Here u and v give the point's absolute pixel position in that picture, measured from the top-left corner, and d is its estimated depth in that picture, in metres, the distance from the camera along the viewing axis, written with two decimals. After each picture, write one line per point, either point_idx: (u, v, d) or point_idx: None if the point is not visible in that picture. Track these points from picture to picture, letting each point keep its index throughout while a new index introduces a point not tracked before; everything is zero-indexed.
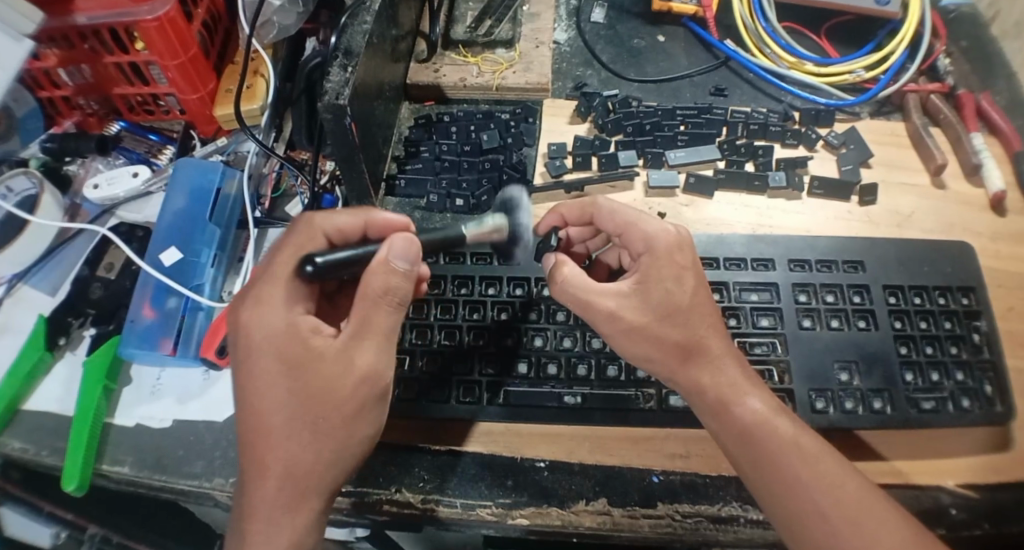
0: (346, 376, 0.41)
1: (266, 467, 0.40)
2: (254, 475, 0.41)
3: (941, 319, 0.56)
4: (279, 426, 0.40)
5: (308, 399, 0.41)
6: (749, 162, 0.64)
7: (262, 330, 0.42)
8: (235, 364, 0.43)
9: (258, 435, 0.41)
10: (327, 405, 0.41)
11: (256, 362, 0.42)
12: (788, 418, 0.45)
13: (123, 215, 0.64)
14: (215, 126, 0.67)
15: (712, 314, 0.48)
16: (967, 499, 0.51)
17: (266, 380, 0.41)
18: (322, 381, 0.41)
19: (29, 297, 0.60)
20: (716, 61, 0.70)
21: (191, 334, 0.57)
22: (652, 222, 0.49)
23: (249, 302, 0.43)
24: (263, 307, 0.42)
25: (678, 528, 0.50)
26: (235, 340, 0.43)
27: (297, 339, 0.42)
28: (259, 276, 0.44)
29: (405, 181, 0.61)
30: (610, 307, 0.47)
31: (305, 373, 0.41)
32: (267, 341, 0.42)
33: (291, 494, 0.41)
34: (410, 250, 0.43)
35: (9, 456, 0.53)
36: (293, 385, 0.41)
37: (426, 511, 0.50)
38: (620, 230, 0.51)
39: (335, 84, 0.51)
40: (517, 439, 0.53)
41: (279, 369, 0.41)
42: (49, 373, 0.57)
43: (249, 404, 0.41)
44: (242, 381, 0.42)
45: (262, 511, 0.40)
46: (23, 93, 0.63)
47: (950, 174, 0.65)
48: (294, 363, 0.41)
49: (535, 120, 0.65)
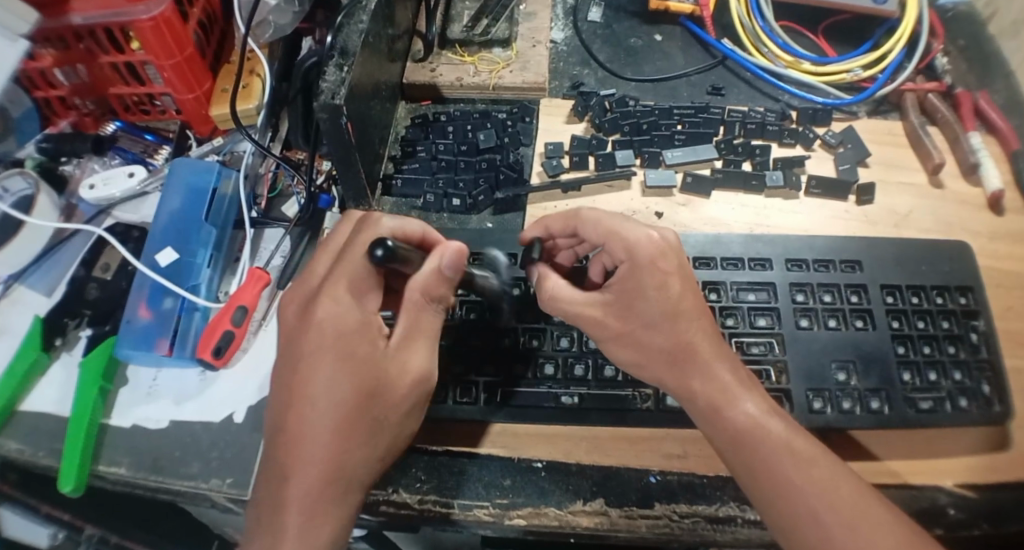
0: (403, 381, 0.43)
1: (315, 462, 0.40)
2: (295, 469, 0.40)
3: (939, 319, 0.56)
4: (334, 425, 0.40)
5: (367, 399, 0.41)
6: (746, 162, 0.64)
7: (336, 323, 0.41)
8: (296, 357, 0.41)
9: (310, 429, 0.40)
10: (383, 406, 0.42)
11: (317, 356, 0.41)
12: (783, 421, 0.45)
13: (119, 216, 0.64)
14: (212, 126, 0.67)
15: (703, 317, 0.48)
16: (965, 498, 0.51)
17: (328, 377, 0.40)
18: (380, 382, 0.42)
19: (25, 298, 0.60)
20: (713, 60, 0.70)
21: (189, 336, 0.57)
22: (632, 228, 0.49)
23: (330, 294, 0.42)
24: (345, 301, 0.42)
25: (676, 528, 0.50)
26: (305, 332, 0.41)
27: (366, 338, 0.42)
28: (329, 268, 0.43)
29: (402, 181, 0.60)
30: (597, 316, 0.49)
31: (369, 374, 0.41)
32: (342, 336, 0.41)
33: (333, 490, 0.41)
34: (461, 260, 0.43)
35: (6, 457, 0.53)
36: (353, 384, 0.41)
37: (424, 512, 0.50)
38: (603, 239, 0.50)
39: (331, 84, 0.51)
40: (515, 439, 0.53)
41: (340, 366, 0.40)
42: (45, 374, 0.57)
43: (303, 401, 0.40)
44: (303, 373, 0.40)
45: (301, 508, 0.40)
46: (18, 93, 0.63)
47: (947, 173, 0.65)
48: (358, 363, 0.41)
49: (531, 119, 0.65)
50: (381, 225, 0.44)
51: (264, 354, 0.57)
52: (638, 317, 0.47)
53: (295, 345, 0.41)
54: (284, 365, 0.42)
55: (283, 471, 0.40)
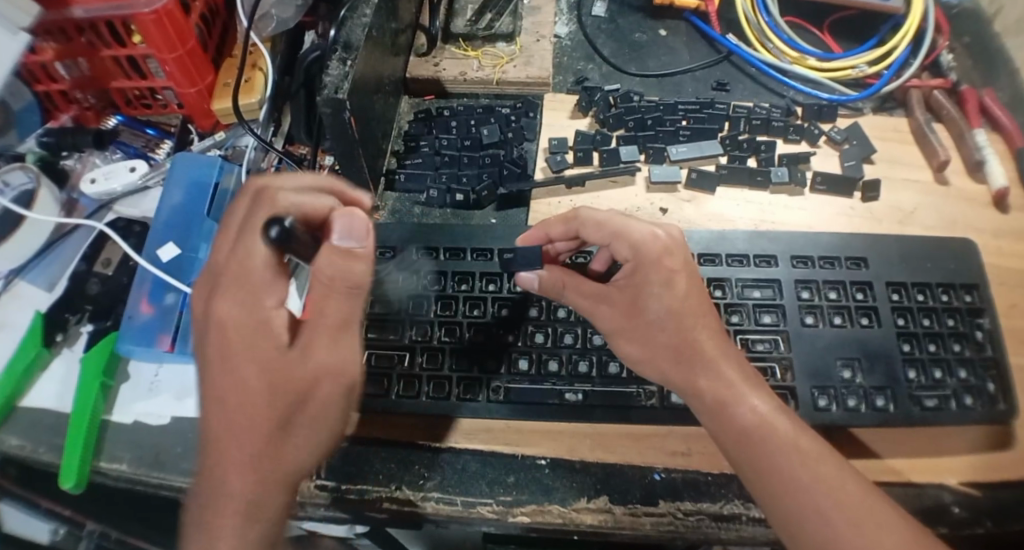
0: (311, 367, 0.39)
1: (224, 455, 0.38)
2: (215, 457, 0.38)
3: (944, 316, 0.56)
4: (246, 425, 0.38)
5: (269, 387, 0.38)
6: (751, 158, 0.63)
7: (225, 311, 0.39)
8: (210, 347, 0.39)
9: (222, 420, 0.38)
10: (290, 396, 0.38)
11: (227, 355, 0.38)
12: (792, 419, 0.45)
13: (120, 210, 0.63)
14: (213, 121, 0.66)
15: (709, 316, 0.48)
16: (969, 497, 0.51)
17: (229, 368, 0.38)
18: (281, 372, 0.38)
19: (27, 293, 0.60)
20: (719, 55, 0.70)
21: (190, 333, 0.56)
22: (641, 229, 0.49)
23: (221, 281, 0.39)
24: (237, 290, 0.39)
25: (680, 526, 0.50)
26: (210, 323, 0.40)
27: (261, 328, 0.38)
28: (225, 257, 0.40)
29: (405, 175, 0.60)
30: (601, 311, 0.50)
31: (266, 363, 0.38)
32: (229, 330, 0.38)
33: (253, 485, 0.38)
34: (358, 227, 0.39)
35: (8, 453, 0.53)
36: (249, 374, 0.38)
37: (426, 509, 0.50)
38: (607, 239, 0.51)
39: (334, 78, 0.50)
40: (518, 435, 0.53)
41: (247, 356, 0.38)
42: (46, 369, 0.57)
43: (215, 403, 0.38)
44: (218, 374, 0.38)
45: (220, 498, 0.38)
46: (19, 87, 0.62)
47: (953, 169, 0.64)
48: (258, 354, 0.38)
49: (536, 115, 0.64)
50: (269, 205, 0.40)
51: None
52: (645, 314, 0.48)
53: (209, 335, 0.40)
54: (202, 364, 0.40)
55: (205, 463, 0.39)
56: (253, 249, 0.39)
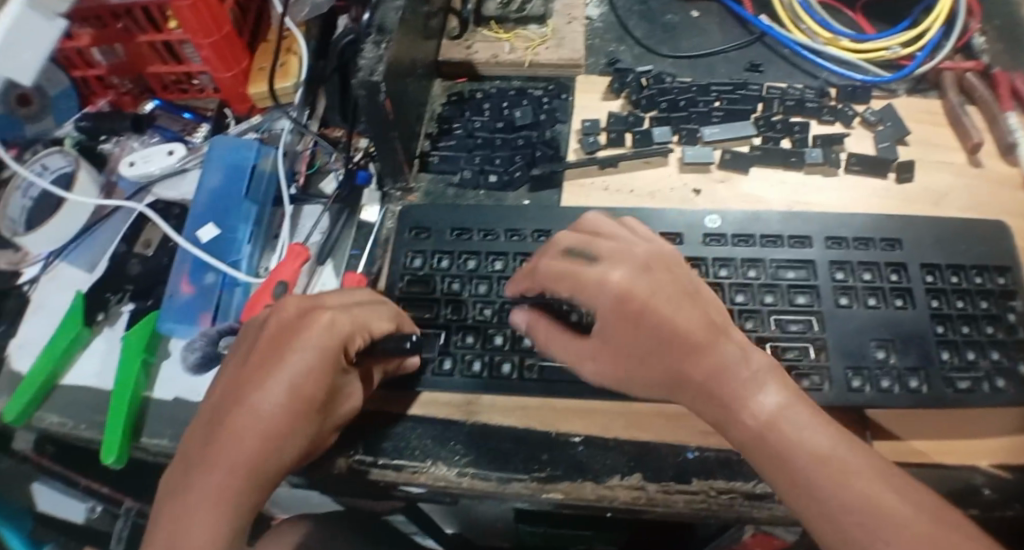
0: (315, 405, 0.42)
1: (212, 454, 0.39)
2: (199, 455, 0.40)
3: (978, 298, 0.55)
4: (275, 428, 0.40)
5: (264, 410, 0.40)
6: (785, 139, 0.63)
7: (280, 334, 0.43)
8: (244, 362, 0.43)
9: (217, 425, 0.40)
10: (288, 423, 0.41)
11: (280, 359, 0.42)
12: (804, 412, 0.44)
13: (159, 193, 0.64)
14: (249, 105, 0.67)
15: (716, 319, 0.47)
16: (1002, 479, 0.50)
17: (249, 378, 0.41)
18: (294, 398, 0.41)
19: (66, 273, 0.62)
20: (751, 37, 0.69)
21: (195, 352, 0.54)
22: (592, 285, 0.47)
23: (281, 308, 0.44)
24: (295, 321, 0.43)
25: (713, 504, 0.50)
26: (253, 345, 0.43)
27: (311, 368, 0.42)
28: (306, 297, 0.45)
29: (438, 157, 0.61)
30: (603, 342, 0.50)
31: (294, 387, 0.41)
32: (305, 353, 0.42)
33: (224, 495, 0.39)
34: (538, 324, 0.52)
35: (49, 429, 0.55)
36: (273, 391, 0.41)
37: (463, 484, 0.51)
38: (601, 260, 0.49)
39: (369, 61, 0.51)
40: (552, 414, 0.53)
41: (268, 370, 0.41)
42: (87, 348, 0.58)
43: (250, 393, 0.41)
44: (266, 371, 0.41)
45: (185, 501, 0.38)
46: (56, 72, 0.63)
47: (985, 153, 0.64)
48: (293, 378, 0.41)
49: (568, 96, 0.64)
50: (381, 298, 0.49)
51: None
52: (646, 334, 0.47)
53: (242, 351, 0.44)
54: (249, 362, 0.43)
55: (189, 463, 0.40)
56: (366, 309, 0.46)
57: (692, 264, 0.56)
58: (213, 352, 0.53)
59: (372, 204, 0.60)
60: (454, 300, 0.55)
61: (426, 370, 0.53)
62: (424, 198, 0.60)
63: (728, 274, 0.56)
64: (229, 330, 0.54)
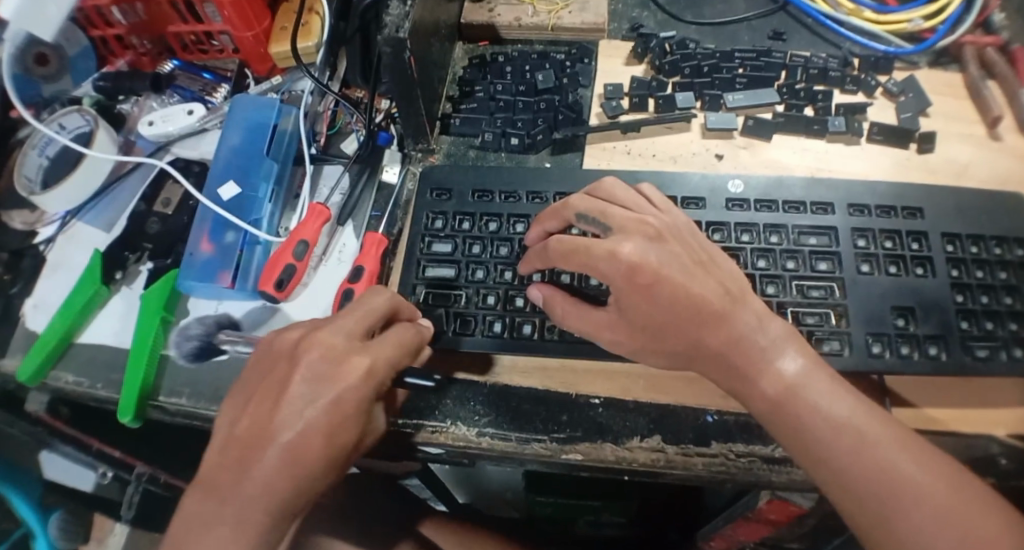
0: (344, 453, 0.42)
1: (241, 500, 0.39)
2: (225, 498, 0.39)
3: (997, 269, 0.55)
4: (305, 468, 0.40)
5: (298, 461, 0.40)
6: (808, 107, 0.62)
7: (311, 378, 0.41)
8: (271, 396, 0.42)
9: (247, 471, 0.39)
10: (319, 473, 0.40)
11: (311, 399, 0.41)
12: (824, 380, 0.45)
13: (177, 152, 0.64)
14: (269, 65, 0.67)
15: (730, 292, 0.47)
16: (1018, 449, 0.50)
17: (281, 426, 0.40)
18: (325, 448, 0.40)
19: (83, 233, 0.61)
20: (774, 5, 0.69)
21: (193, 341, 0.53)
22: (602, 260, 0.47)
23: (311, 346, 0.42)
24: (330, 364, 0.42)
25: (732, 467, 0.50)
26: (281, 378, 0.42)
27: (343, 409, 0.41)
28: (338, 328, 0.44)
29: (460, 119, 0.61)
30: (607, 317, 0.50)
31: (329, 441, 0.41)
32: (341, 402, 0.41)
33: (255, 538, 0.39)
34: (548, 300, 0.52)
35: (64, 389, 0.55)
36: (307, 444, 0.40)
37: (482, 444, 0.51)
38: (616, 225, 0.49)
39: (395, 18, 0.51)
40: (572, 376, 0.54)
41: (301, 422, 0.40)
42: (104, 307, 0.58)
43: (280, 431, 0.40)
44: (296, 408, 0.40)
45: (215, 543, 0.39)
46: (75, 32, 0.63)
47: (1005, 126, 0.63)
48: (327, 431, 0.40)
49: (591, 61, 0.64)
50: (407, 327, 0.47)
51: (323, 289, 0.56)
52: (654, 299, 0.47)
53: (269, 385, 0.42)
54: (280, 393, 0.41)
55: (214, 501, 0.40)
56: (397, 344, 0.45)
57: (715, 228, 0.56)
58: (210, 344, 0.53)
59: (393, 165, 0.60)
60: (473, 261, 0.55)
61: (448, 330, 0.53)
62: (446, 159, 0.60)
63: (750, 240, 0.55)
64: (228, 324, 0.55)
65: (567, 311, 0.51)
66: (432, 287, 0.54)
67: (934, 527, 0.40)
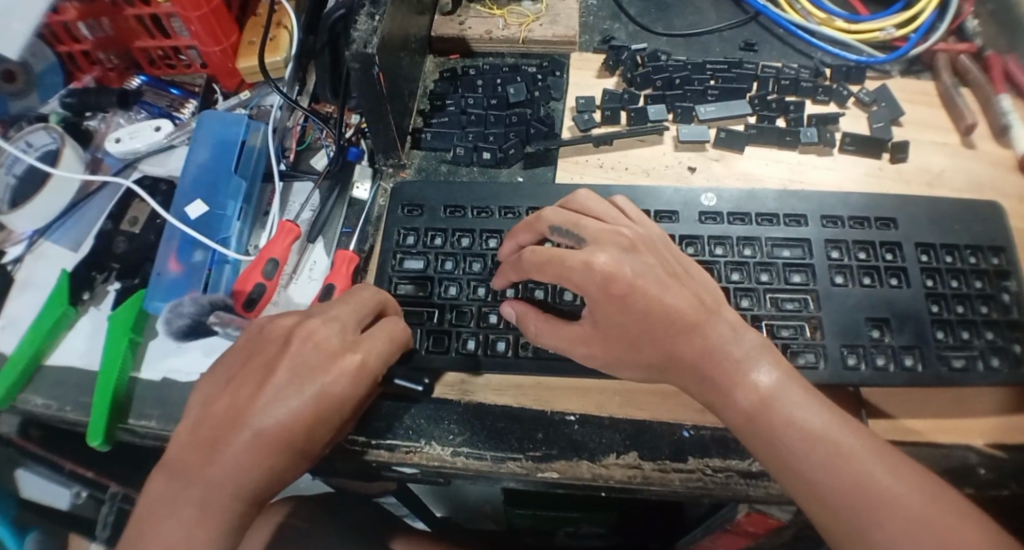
0: (318, 444, 0.41)
1: (207, 481, 0.39)
2: (193, 477, 0.39)
3: (973, 278, 0.55)
4: (278, 451, 0.40)
5: (272, 447, 0.40)
6: (780, 118, 0.63)
7: (297, 365, 0.42)
8: (252, 380, 0.42)
9: (218, 451, 0.39)
10: (290, 463, 0.40)
11: (293, 384, 0.41)
12: (798, 391, 0.44)
13: (145, 169, 0.63)
14: (238, 80, 0.66)
15: (705, 302, 0.47)
16: (995, 458, 0.50)
17: (262, 410, 0.40)
18: (300, 435, 0.40)
19: (51, 252, 0.60)
20: (746, 16, 0.69)
21: (183, 317, 0.52)
22: (577, 272, 0.46)
23: (302, 335, 0.43)
24: (321, 357, 0.42)
25: (709, 482, 0.49)
26: (267, 362, 0.42)
27: (327, 398, 0.41)
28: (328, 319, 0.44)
29: (431, 134, 0.60)
30: (580, 333, 0.49)
31: (307, 433, 0.41)
32: (326, 390, 0.41)
33: (218, 522, 0.39)
34: (521, 316, 0.51)
35: (32, 412, 0.53)
36: (285, 433, 0.40)
37: (457, 463, 0.50)
38: (590, 237, 0.48)
39: (363, 33, 0.50)
40: (547, 392, 0.53)
41: (283, 407, 0.40)
42: (72, 329, 0.57)
43: (257, 414, 0.40)
44: (277, 391, 0.41)
45: (177, 525, 0.38)
46: (41, 48, 0.62)
47: (978, 134, 0.63)
48: (308, 424, 0.40)
49: (562, 74, 0.64)
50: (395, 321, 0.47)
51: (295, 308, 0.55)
52: (624, 316, 0.46)
53: (254, 369, 0.42)
54: (262, 377, 0.42)
55: (180, 482, 0.39)
56: (382, 337, 0.45)
57: (688, 241, 0.56)
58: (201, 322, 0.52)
59: (363, 181, 0.60)
60: (444, 277, 0.55)
61: (420, 348, 0.52)
62: (417, 174, 0.59)
63: (723, 253, 0.55)
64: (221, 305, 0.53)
65: (539, 329, 0.50)
66: (404, 305, 0.53)
67: (914, 540, 0.39)
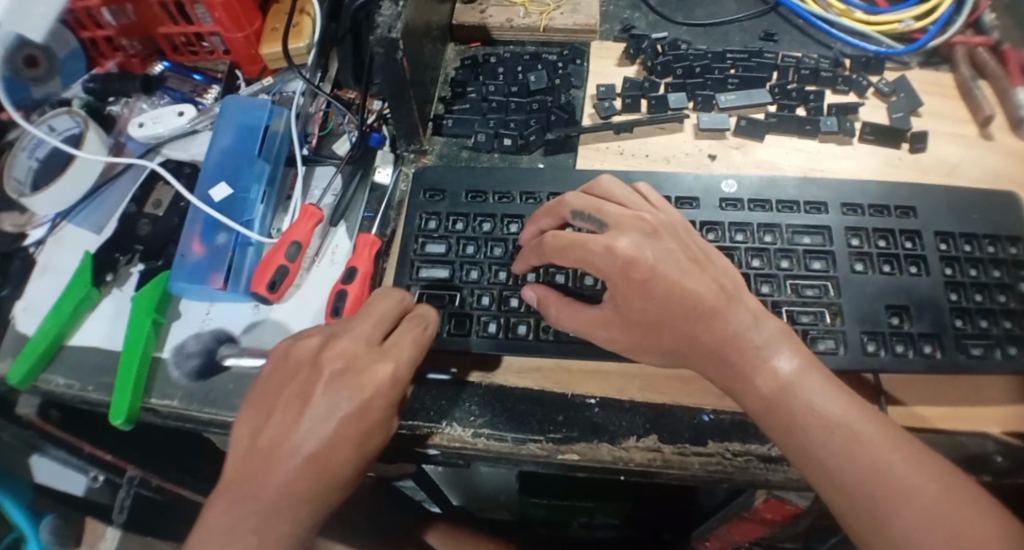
0: (366, 464, 0.42)
1: (262, 508, 0.39)
2: (243, 501, 0.40)
3: (991, 267, 0.55)
4: (329, 473, 0.40)
5: (323, 471, 0.40)
6: (800, 107, 0.63)
7: (331, 385, 0.42)
8: (287, 407, 0.42)
9: (267, 478, 0.40)
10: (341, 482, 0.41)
11: (330, 403, 0.41)
12: (818, 379, 0.44)
13: (168, 154, 0.64)
14: (260, 66, 0.66)
15: (723, 287, 0.47)
16: (1013, 447, 0.50)
17: (304, 436, 0.40)
18: (345, 453, 0.41)
19: (74, 235, 0.61)
20: (765, 6, 0.69)
21: (193, 359, 0.54)
22: (598, 255, 0.47)
23: (331, 355, 0.43)
24: (352, 374, 0.42)
25: (728, 466, 0.49)
26: (299, 385, 0.42)
27: (365, 414, 0.41)
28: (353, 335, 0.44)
29: (452, 120, 0.61)
30: (602, 316, 0.49)
31: (353, 451, 0.41)
32: (364, 407, 0.41)
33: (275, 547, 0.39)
34: (543, 299, 0.51)
35: (55, 392, 0.54)
36: (332, 456, 0.40)
37: (477, 444, 0.50)
38: (611, 221, 0.48)
39: (387, 18, 0.50)
40: (567, 375, 0.53)
41: (324, 429, 0.40)
42: (94, 310, 0.57)
43: (299, 436, 0.40)
44: (315, 413, 0.41)
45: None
46: (64, 33, 0.63)
47: (996, 125, 0.63)
48: (351, 442, 0.41)
49: (582, 62, 0.64)
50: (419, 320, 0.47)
51: (318, 289, 0.56)
52: (647, 299, 0.47)
53: (288, 394, 0.42)
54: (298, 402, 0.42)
55: (234, 507, 0.40)
56: (408, 340, 0.45)
57: (709, 228, 0.56)
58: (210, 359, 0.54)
59: (385, 166, 0.60)
60: (466, 261, 0.55)
61: (442, 331, 0.52)
62: (438, 160, 0.60)
63: (744, 239, 0.56)
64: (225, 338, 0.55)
65: (561, 312, 0.50)
66: (427, 288, 0.54)
67: (927, 529, 0.39)
